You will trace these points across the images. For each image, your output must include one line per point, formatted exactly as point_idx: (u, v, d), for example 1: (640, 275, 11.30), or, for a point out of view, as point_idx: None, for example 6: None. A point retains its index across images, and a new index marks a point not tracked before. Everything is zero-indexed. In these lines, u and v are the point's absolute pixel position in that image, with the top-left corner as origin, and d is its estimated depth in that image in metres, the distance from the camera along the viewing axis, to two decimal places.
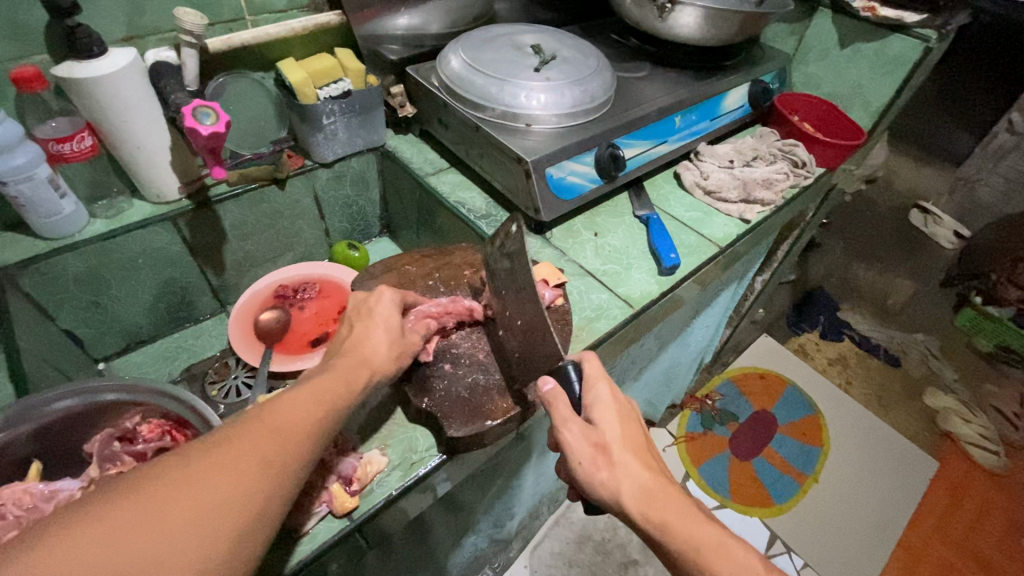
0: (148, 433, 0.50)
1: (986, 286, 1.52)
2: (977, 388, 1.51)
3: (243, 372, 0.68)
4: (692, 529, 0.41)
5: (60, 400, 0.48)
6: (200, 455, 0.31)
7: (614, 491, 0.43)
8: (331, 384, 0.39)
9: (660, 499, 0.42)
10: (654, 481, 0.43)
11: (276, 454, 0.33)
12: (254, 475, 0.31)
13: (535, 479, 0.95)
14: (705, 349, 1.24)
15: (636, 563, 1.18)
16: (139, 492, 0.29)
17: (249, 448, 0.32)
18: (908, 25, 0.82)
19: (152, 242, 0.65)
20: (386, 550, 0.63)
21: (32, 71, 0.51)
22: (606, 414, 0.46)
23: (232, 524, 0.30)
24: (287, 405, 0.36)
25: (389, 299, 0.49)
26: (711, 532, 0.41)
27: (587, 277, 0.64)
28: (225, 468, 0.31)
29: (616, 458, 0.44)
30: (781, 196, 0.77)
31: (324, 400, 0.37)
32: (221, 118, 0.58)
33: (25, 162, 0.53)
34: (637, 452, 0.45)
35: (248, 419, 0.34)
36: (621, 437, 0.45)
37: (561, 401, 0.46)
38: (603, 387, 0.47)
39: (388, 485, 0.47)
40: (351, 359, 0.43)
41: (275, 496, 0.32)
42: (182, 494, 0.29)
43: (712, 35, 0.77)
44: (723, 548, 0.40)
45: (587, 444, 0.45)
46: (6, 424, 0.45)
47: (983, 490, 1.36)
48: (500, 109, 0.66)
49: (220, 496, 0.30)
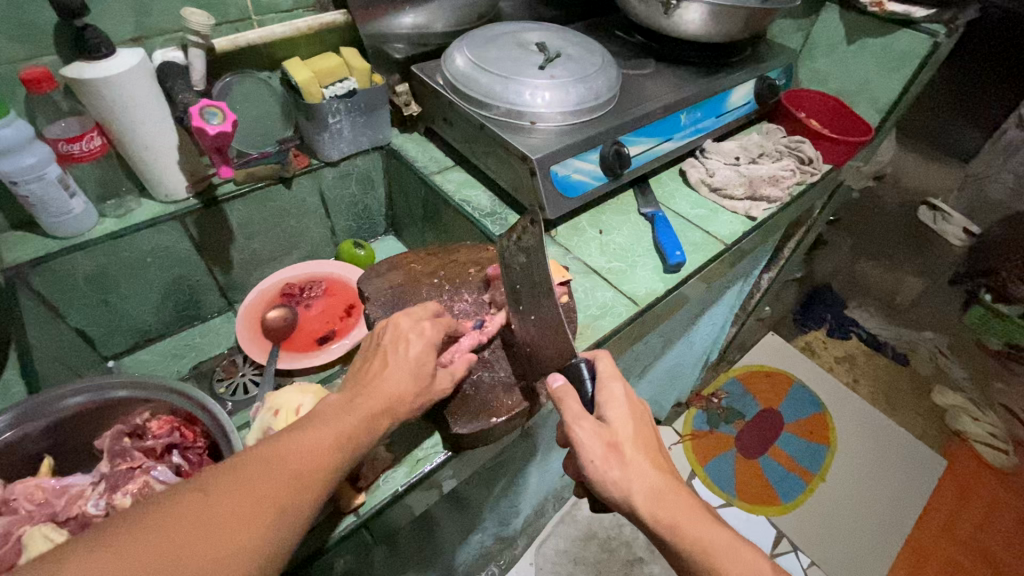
0: (158, 429, 0.50)
1: (996, 284, 1.49)
2: (987, 386, 1.49)
3: (251, 369, 0.69)
4: (702, 529, 0.42)
5: (72, 396, 0.48)
6: (222, 494, 0.32)
7: (625, 492, 0.43)
8: (354, 420, 0.39)
9: (670, 499, 0.43)
10: (664, 481, 0.44)
11: (294, 501, 0.33)
12: (270, 522, 0.32)
13: (540, 476, 0.95)
14: (710, 347, 1.24)
15: (641, 562, 1.18)
16: (161, 528, 0.29)
17: (268, 492, 0.33)
18: (917, 20, 0.81)
19: (161, 241, 0.66)
20: (392, 546, 0.64)
21: (41, 72, 0.52)
22: (619, 412, 0.46)
23: (244, 566, 0.30)
24: (309, 445, 0.36)
25: (424, 338, 0.46)
26: (720, 532, 0.42)
27: (592, 274, 0.65)
28: (243, 513, 0.31)
29: (628, 457, 0.44)
30: (788, 192, 0.77)
31: (344, 437, 0.38)
32: (228, 118, 0.58)
33: (36, 162, 0.54)
34: (646, 451, 0.46)
35: (270, 459, 0.34)
36: (634, 435, 0.46)
37: (572, 398, 0.46)
38: (617, 386, 0.48)
39: (395, 481, 0.47)
40: (375, 401, 0.41)
41: (286, 543, 0.33)
42: (204, 537, 0.30)
43: (717, 31, 0.77)
44: (733, 549, 0.41)
45: (600, 443, 0.45)
46: (21, 419, 0.46)
47: (992, 489, 1.34)
48: (505, 107, 0.66)
49: (237, 543, 0.30)
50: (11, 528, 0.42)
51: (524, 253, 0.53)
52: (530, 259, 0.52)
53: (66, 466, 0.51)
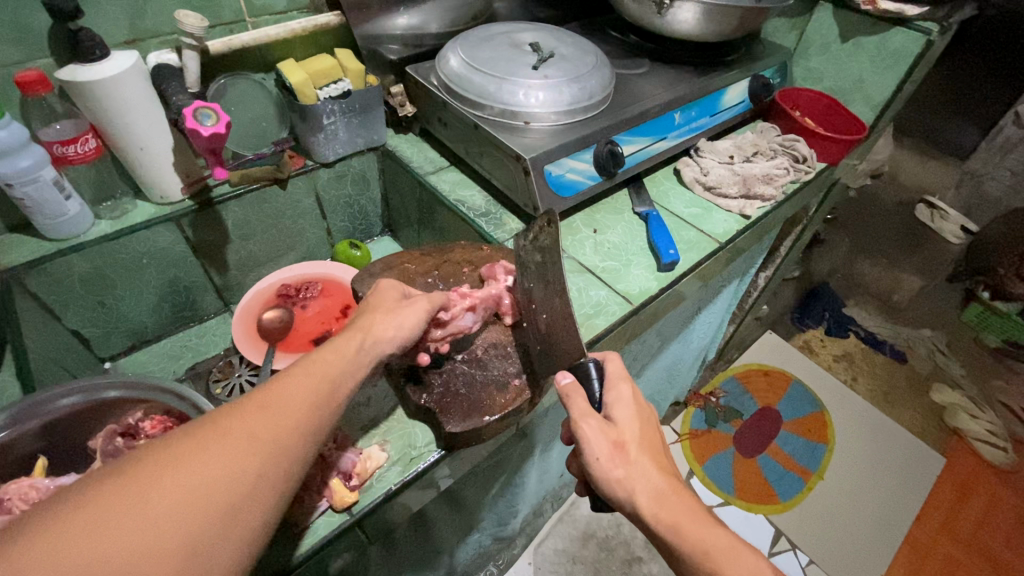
0: (151, 429, 0.50)
1: (994, 281, 1.48)
2: (985, 383, 1.50)
3: (247, 370, 0.69)
4: (704, 531, 0.41)
5: (65, 396, 0.49)
6: (198, 434, 0.31)
7: (628, 492, 0.43)
8: (332, 364, 0.40)
9: (672, 501, 0.43)
10: (668, 484, 0.44)
11: (275, 435, 0.33)
12: (249, 453, 0.31)
13: (538, 476, 0.96)
14: (707, 347, 1.25)
15: (640, 561, 1.18)
16: (136, 473, 0.29)
17: (245, 427, 0.32)
18: (909, 18, 0.81)
19: (157, 242, 0.66)
20: (388, 544, 0.64)
21: (35, 75, 0.52)
22: (625, 414, 0.47)
23: (229, 499, 0.30)
24: (288, 385, 0.36)
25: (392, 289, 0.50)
26: (721, 534, 0.41)
27: (587, 273, 0.65)
28: (220, 451, 0.31)
29: (633, 458, 0.44)
30: (781, 190, 0.77)
31: (323, 377, 0.38)
32: (222, 119, 0.58)
33: (30, 164, 0.54)
34: (650, 452, 0.46)
35: (244, 401, 0.34)
36: (639, 436, 0.46)
37: (579, 395, 0.46)
38: (625, 389, 0.48)
39: (388, 480, 0.48)
40: (350, 334, 0.43)
41: (274, 476, 0.32)
42: (180, 472, 0.29)
43: (711, 31, 0.77)
44: (733, 551, 0.40)
45: (606, 442, 0.44)
46: (11, 421, 0.46)
47: (991, 487, 1.34)
48: (499, 107, 0.66)
49: (215, 478, 0.30)
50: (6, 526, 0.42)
51: (540, 252, 0.53)
52: (546, 259, 0.52)
53: (59, 467, 0.51)
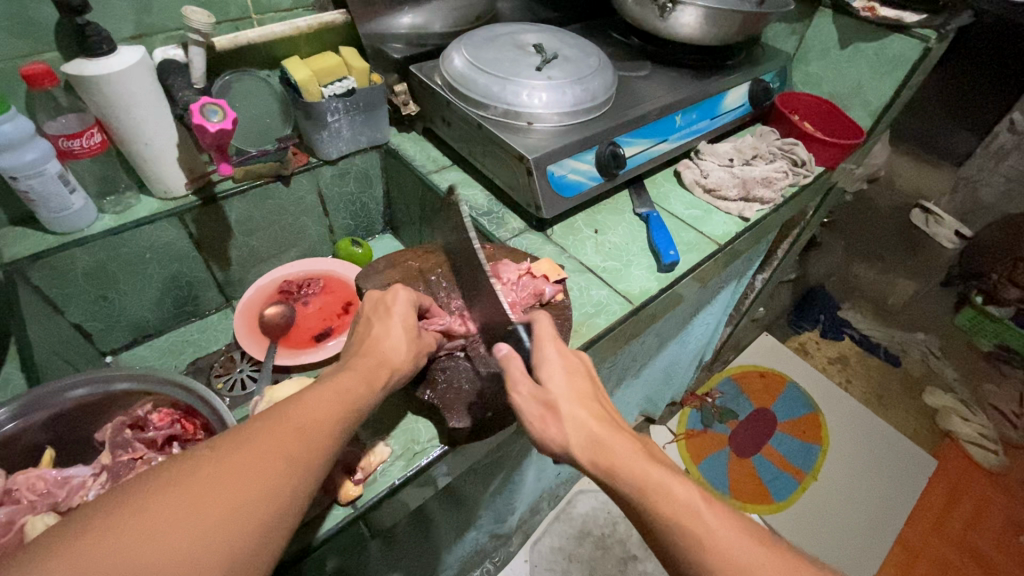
0: (158, 421, 0.51)
1: (987, 286, 1.51)
2: (977, 387, 1.51)
3: (248, 365, 0.70)
4: (639, 469, 0.39)
5: (81, 387, 0.49)
6: (232, 449, 0.33)
7: (564, 444, 0.43)
8: (353, 384, 0.41)
9: (607, 445, 0.41)
10: (603, 430, 0.42)
11: (304, 452, 0.35)
12: (282, 472, 0.33)
13: (535, 474, 0.96)
14: (705, 347, 1.26)
15: (635, 559, 1.19)
16: (177, 485, 0.30)
17: (276, 444, 0.34)
18: (908, 25, 0.82)
19: (160, 237, 0.66)
20: (389, 539, 0.65)
21: (42, 69, 0.52)
22: (552, 372, 0.46)
23: (263, 516, 0.31)
24: (314, 402, 0.38)
25: (404, 298, 0.51)
26: (655, 471, 0.39)
27: (588, 272, 0.65)
28: (255, 468, 0.32)
29: (563, 414, 0.44)
30: (780, 193, 0.78)
31: (346, 397, 0.40)
32: (228, 116, 0.59)
33: (36, 158, 0.54)
34: (586, 404, 0.45)
35: (274, 418, 0.36)
36: (569, 392, 0.45)
37: (513, 364, 0.47)
38: (548, 349, 0.47)
39: (392, 474, 0.48)
40: (369, 357, 0.45)
41: (301, 495, 0.33)
42: (220, 487, 0.31)
43: (713, 35, 0.78)
44: (665, 488, 0.38)
45: (536, 405, 0.45)
46: (22, 411, 0.47)
47: (982, 488, 1.36)
48: (503, 107, 0.67)
49: (251, 495, 0.31)
50: (14, 517, 0.42)
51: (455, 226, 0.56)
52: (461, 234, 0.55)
53: (67, 459, 0.51)
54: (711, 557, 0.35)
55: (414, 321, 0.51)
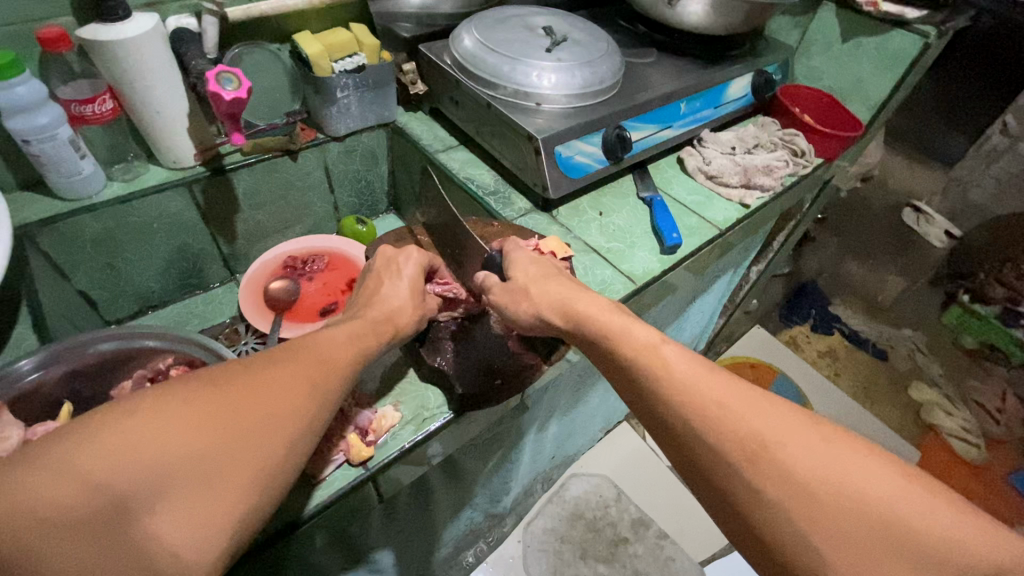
0: (177, 377, 0.53)
1: (975, 285, 1.54)
2: (961, 382, 1.56)
3: (253, 338, 0.70)
4: (604, 317, 0.45)
5: (104, 341, 0.52)
6: (260, 370, 0.35)
7: (534, 312, 0.49)
8: (365, 329, 0.43)
9: (575, 304, 0.47)
10: (569, 293, 0.49)
11: (324, 378, 0.37)
12: (306, 391, 0.35)
13: (532, 455, 0.98)
14: (699, 337, 1.28)
15: (626, 541, 1.21)
16: (211, 391, 0.32)
17: (300, 370, 0.36)
18: (909, 21, 0.84)
19: (168, 207, 0.67)
20: (391, 509, 0.66)
21: (57, 32, 0.52)
22: (521, 267, 0.52)
23: (289, 428, 0.33)
24: (329, 338, 0.40)
25: (416, 260, 0.53)
26: (617, 320, 0.45)
27: (592, 253, 0.67)
28: (281, 385, 0.35)
29: (532, 288, 0.50)
30: (780, 182, 0.80)
31: (359, 338, 0.42)
32: (243, 85, 0.59)
33: (49, 122, 0.54)
34: (552, 279, 0.51)
35: (294, 346, 0.38)
36: (537, 275, 0.51)
37: (490, 278, 0.54)
38: (518, 256, 0.54)
39: (401, 438, 0.49)
40: (378, 311, 0.46)
41: (321, 415, 0.36)
42: (252, 398, 0.33)
43: (720, 24, 0.79)
44: (625, 330, 0.44)
45: (505, 292, 0.51)
46: (54, 358, 0.50)
47: (963, 480, 1.39)
48: (512, 88, 0.68)
49: (277, 407, 0.33)
50: None
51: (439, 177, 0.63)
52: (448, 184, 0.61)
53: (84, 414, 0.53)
54: (664, 380, 0.39)
55: (422, 284, 0.53)
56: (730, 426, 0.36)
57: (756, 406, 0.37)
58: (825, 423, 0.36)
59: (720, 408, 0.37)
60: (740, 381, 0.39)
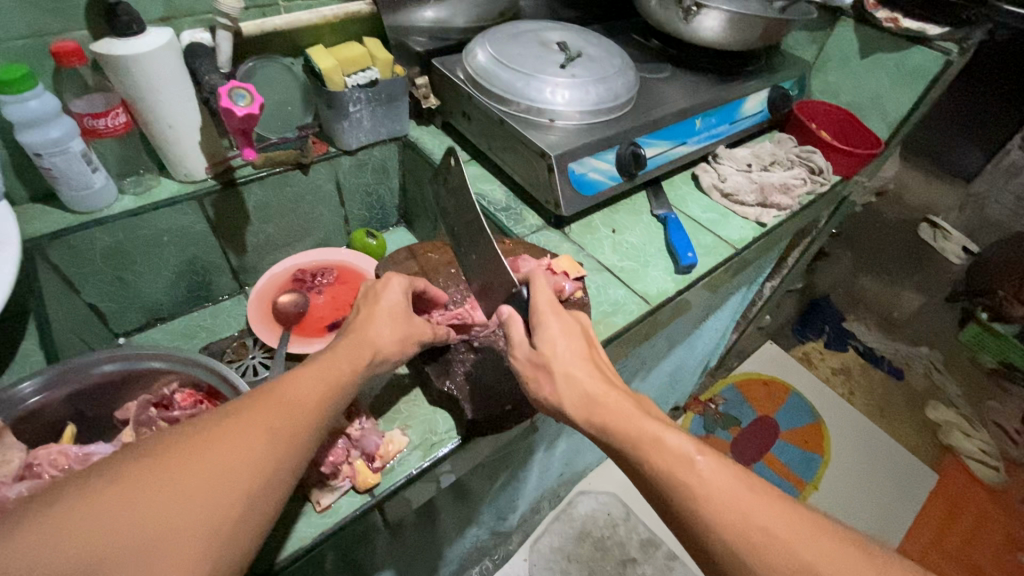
0: (182, 401, 0.52)
1: (992, 303, 1.49)
2: (979, 403, 1.50)
3: (260, 352, 0.68)
4: (632, 423, 0.42)
5: (107, 363, 0.51)
6: (214, 426, 0.34)
7: (558, 399, 0.46)
8: (334, 364, 0.42)
9: (600, 403, 0.44)
10: (597, 387, 0.45)
11: (286, 427, 0.36)
12: (264, 443, 0.34)
13: (540, 472, 0.97)
14: (710, 353, 1.25)
15: (634, 562, 1.18)
16: (160, 455, 0.31)
17: (259, 421, 0.35)
18: (930, 38, 0.83)
19: (179, 220, 0.66)
20: (396, 532, 0.65)
21: (72, 46, 0.52)
22: (550, 339, 0.48)
23: (246, 484, 0.32)
24: (295, 381, 0.39)
25: (396, 284, 0.52)
26: (647, 426, 0.41)
27: (605, 272, 0.65)
28: (237, 440, 0.33)
29: (555, 371, 0.47)
30: (797, 200, 0.78)
31: (328, 376, 0.41)
32: (255, 101, 0.59)
33: (61, 135, 0.54)
34: (582, 362, 0.47)
35: (254, 396, 0.37)
36: (566, 352, 0.48)
37: (516, 324, 0.50)
38: (552, 321, 0.49)
39: (409, 464, 0.49)
40: (358, 338, 0.45)
41: (283, 465, 0.34)
42: (204, 457, 0.32)
43: (735, 40, 0.78)
44: (656, 442, 0.40)
45: (529, 365, 0.49)
46: (55, 381, 0.49)
47: (981, 505, 1.35)
48: (525, 103, 0.67)
49: (232, 464, 0.32)
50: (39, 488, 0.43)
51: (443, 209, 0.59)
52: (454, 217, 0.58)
53: (89, 434, 0.53)
54: (703, 505, 0.36)
55: (408, 308, 0.51)
56: (784, 560, 0.34)
57: (808, 539, 0.34)
58: (876, 550, 0.35)
59: (770, 539, 0.34)
60: (780, 500, 0.37)
